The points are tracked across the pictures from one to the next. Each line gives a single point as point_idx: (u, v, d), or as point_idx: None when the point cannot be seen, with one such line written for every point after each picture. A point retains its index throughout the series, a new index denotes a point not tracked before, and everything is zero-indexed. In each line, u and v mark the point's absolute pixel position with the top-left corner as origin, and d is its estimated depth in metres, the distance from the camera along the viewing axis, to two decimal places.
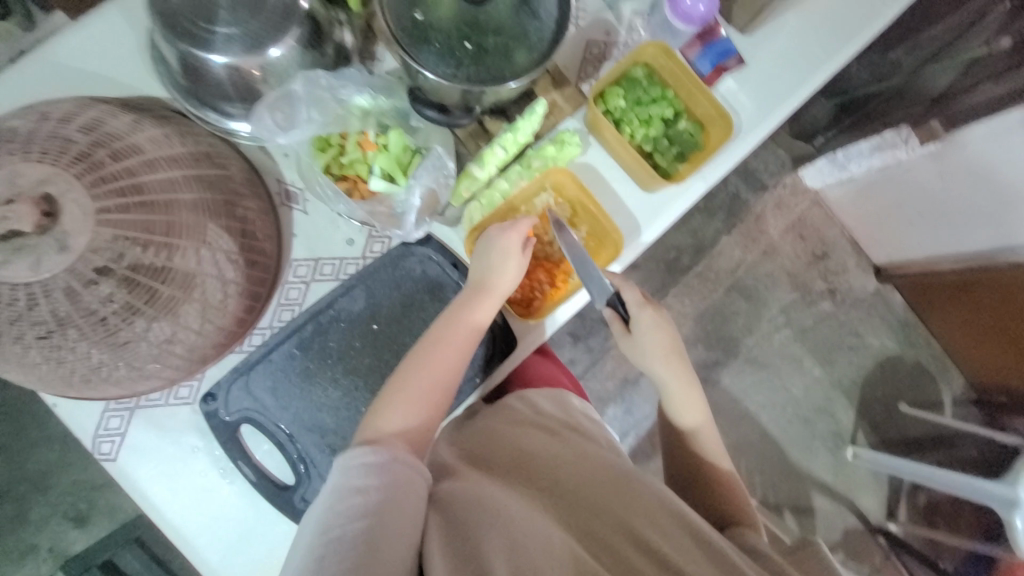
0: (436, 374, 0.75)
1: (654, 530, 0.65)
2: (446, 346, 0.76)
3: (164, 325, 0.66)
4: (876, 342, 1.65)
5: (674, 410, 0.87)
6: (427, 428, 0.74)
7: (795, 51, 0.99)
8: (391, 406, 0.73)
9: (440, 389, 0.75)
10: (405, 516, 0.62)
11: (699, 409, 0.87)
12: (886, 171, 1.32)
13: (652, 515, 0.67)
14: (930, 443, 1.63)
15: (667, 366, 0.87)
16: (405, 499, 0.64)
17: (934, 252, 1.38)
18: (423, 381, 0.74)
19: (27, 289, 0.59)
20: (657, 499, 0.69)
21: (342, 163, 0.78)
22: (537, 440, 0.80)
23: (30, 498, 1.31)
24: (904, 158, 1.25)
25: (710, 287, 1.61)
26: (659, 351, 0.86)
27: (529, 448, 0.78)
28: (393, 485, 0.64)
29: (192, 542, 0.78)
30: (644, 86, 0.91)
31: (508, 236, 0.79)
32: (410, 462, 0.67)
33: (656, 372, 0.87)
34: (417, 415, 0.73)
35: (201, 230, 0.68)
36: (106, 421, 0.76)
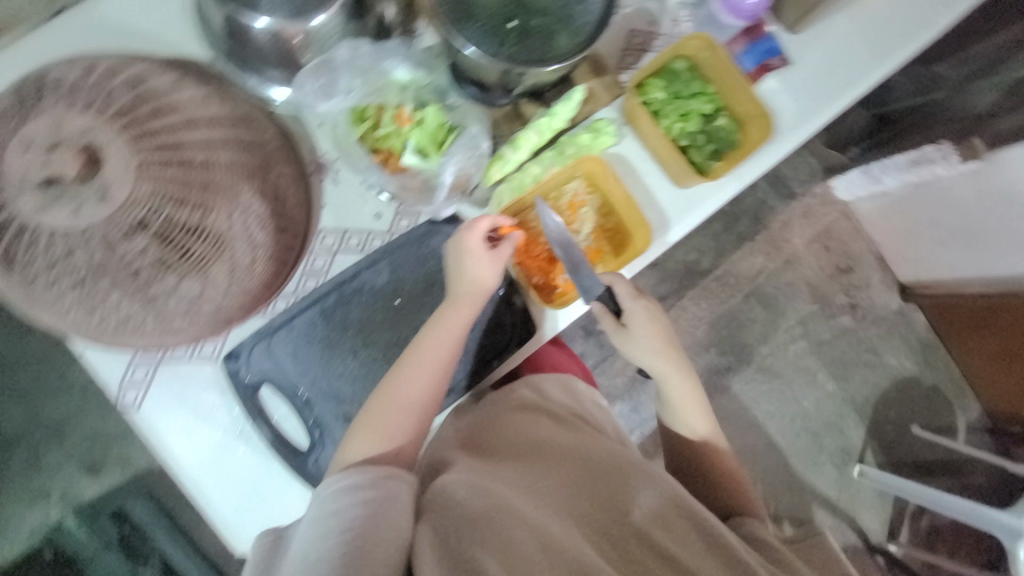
0: (411, 393, 0.74)
1: (658, 524, 0.65)
2: (418, 363, 0.74)
3: (194, 281, 0.68)
4: (894, 362, 1.62)
5: (671, 402, 0.86)
6: (406, 443, 0.73)
7: (843, 54, 0.96)
8: (364, 429, 0.72)
9: (413, 405, 0.74)
10: (392, 532, 0.62)
11: (699, 403, 0.86)
12: (921, 187, 1.27)
13: (654, 505, 0.67)
14: (940, 469, 1.60)
15: (666, 363, 0.84)
16: (390, 512, 0.64)
17: (962, 274, 1.33)
18: (395, 399, 0.73)
19: (67, 236, 0.60)
20: (657, 494, 0.68)
21: (377, 136, 0.78)
22: (532, 430, 0.79)
23: (46, 445, 1.33)
24: (941, 173, 1.18)
25: (728, 292, 1.59)
26: (655, 346, 0.84)
27: (524, 437, 0.77)
28: (375, 503, 0.64)
29: (207, 496, 0.80)
30: (685, 80, 0.89)
31: (469, 240, 0.77)
32: (389, 479, 0.66)
33: (659, 370, 0.84)
34: (396, 431, 0.72)
35: (234, 193, 0.69)
36: (132, 371, 0.78)
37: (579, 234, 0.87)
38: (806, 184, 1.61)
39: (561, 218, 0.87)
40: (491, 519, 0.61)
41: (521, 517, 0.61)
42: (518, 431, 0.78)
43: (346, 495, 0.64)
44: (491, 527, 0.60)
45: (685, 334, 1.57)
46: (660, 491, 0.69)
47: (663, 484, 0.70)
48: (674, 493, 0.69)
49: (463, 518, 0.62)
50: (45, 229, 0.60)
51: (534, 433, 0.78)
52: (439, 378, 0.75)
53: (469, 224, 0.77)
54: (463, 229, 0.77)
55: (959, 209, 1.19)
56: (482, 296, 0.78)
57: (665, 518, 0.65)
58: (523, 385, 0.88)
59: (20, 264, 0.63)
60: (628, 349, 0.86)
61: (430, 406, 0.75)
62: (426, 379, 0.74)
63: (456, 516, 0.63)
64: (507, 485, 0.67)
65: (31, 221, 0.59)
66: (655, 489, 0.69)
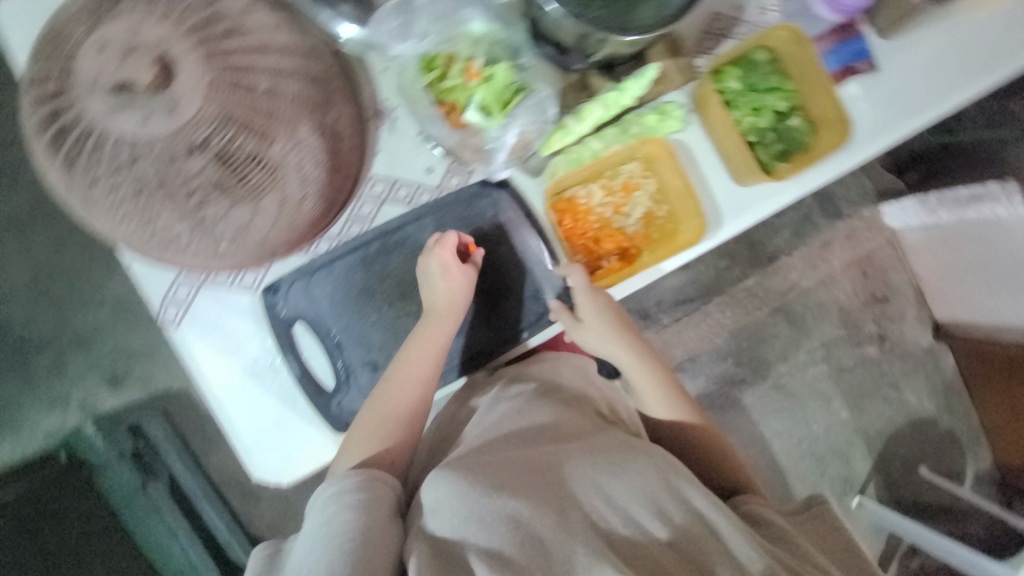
0: (386, 406, 0.76)
1: (657, 516, 0.62)
2: (393, 372, 0.76)
3: (244, 208, 0.67)
4: (913, 401, 1.48)
5: (638, 392, 0.84)
6: (393, 446, 0.75)
7: (935, 68, 0.90)
8: (354, 438, 0.75)
9: (397, 414, 0.75)
10: (381, 534, 0.62)
11: (669, 378, 0.85)
12: (979, 226, 1.15)
13: (647, 504, 0.62)
14: (940, 512, 1.47)
15: (625, 349, 0.83)
16: (377, 514, 0.65)
17: (1004, 321, 1.20)
18: (379, 409, 0.76)
19: (132, 144, 0.60)
20: (637, 496, 0.63)
21: (442, 87, 0.76)
22: (524, 417, 0.74)
23: (70, 352, 1.28)
24: (1002, 214, 1.09)
25: (755, 304, 1.44)
26: (607, 329, 0.82)
27: (520, 428, 0.73)
28: (363, 506, 0.65)
29: (230, 421, 0.82)
30: (763, 73, 0.85)
31: (430, 262, 0.78)
32: (372, 482, 0.68)
33: (615, 358, 0.84)
34: (377, 441, 0.74)
35: (293, 125, 0.67)
36: (175, 289, 0.80)
37: (629, 218, 0.86)
38: (854, 206, 1.46)
39: (613, 198, 0.86)
40: (476, 519, 0.58)
41: (507, 515, 0.58)
42: (509, 417, 0.75)
43: (337, 500, 0.65)
44: (478, 528, 0.58)
45: (704, 341, 1.43)
46: (659, 481, 0.65)
47: (661, 461, 0.67)
48: (670, 477, 0.65)
49: (449, 521, 0.60)
50: (114, 134, 0.60)
51: (530, 424, 0.73)
52: (422, 386, 0.76)
53: (438, 241, 0.78)
54: (432, 245, 0.78)
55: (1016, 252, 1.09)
56: (460, 306, 0.78)
57: (660, 505, 0.62)
58: (540, 359, 0.86)
59: (83, 165, 0.63)
60: (587, 342, 0.84)
61: (415, 412, 0.76)
62: (409, 389, 0.76)
63: (444, 519, 0.60)
64: (496, 474, 0.62)
65: (100, 124, 0.60)
66: (644, 475, 0.65)
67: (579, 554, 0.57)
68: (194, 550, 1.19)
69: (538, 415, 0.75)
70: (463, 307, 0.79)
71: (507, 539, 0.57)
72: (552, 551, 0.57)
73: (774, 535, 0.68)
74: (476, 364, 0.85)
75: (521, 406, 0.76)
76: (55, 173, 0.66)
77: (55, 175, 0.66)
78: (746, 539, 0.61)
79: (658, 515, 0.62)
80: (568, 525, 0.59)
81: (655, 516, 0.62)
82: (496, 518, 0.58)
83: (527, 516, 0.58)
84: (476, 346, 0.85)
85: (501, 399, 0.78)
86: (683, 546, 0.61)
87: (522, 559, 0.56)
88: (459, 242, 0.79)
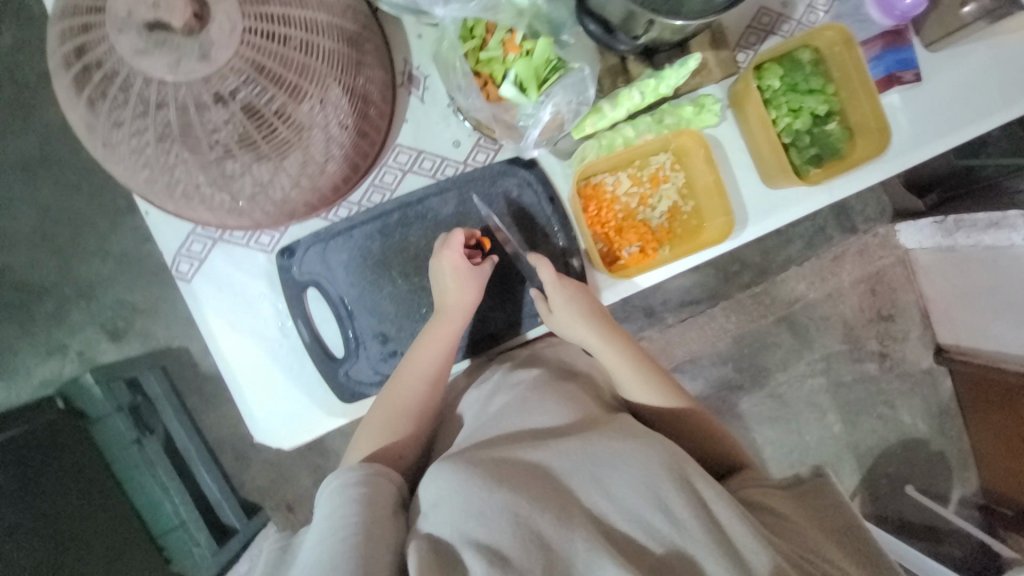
0: (396, 401, 0.72)
1: (663, 514, 0.52)
2: (406, 370, 0.73)
3: (267, 165, 0.66)
4: (908, 420, 1.39)
5: (623, 382, 0.74)
6: (401, 441, 0.71)
7: (980, 85, 0.87)
8: (363, 433, 0.71)
9: (406, 408, 0.72)
10: (387, 532, 0.55)
11: (644, 357, 0.75)
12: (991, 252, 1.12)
13: (647, 493, 0.53)
14: (922, 534, 1.37)
15: (587, 327, 0.74)
16: (383, 512, 0.57)
17: (1008, 350, 1.15)
18: (388, 402, 0.72)
19: (160, 87, 0.58)
20: (640, 492, 0.54)
21: (480, 57, 0.74)
22: (526, 407, 0.67)
23: (74, 303, 1.27)
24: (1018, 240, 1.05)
25: (760, 312, 1.35)
26: (582, 314, 0.75)
27: (525, 426, 0.64)
28: (367, 500, 0.58)
29: (236, 382, 0.81)
30: (806, 73, 0.83)
31: (443, 256, 0.74)
32: (378, 476, 0.60)
33: (592, 346, 0.75)
34: (386, 436, 0.70)
35: (324, 83, 0.65)
36: (190, 243, 0.80)
37: (654, 211, 0.85)
38: (869, 223, 1.38)
39: (640, 189, 0.85)
40: (476, 516, 0.51)
41: (508, 510, 0.51)
42: (511, 407, 0.68)
43: (339, 494, 0.58)
44: (479, 524, 0.51)
45: (706, 344, 1.33)
46: (669, 472, 0.55)
47: (667, 446, 0.58)
48: (682, 466, 0.56)
49: (447, 518, 0.52)
50: (141, 75, 0.57)
51: (535, 421, 0.65)
52: (432, 380, 0.73)
53: (446, 241, 0.75)
54: (440, 246, 0.75)
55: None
56: (466, 310, 0.75)
57: (665, 500, 0.53)
58: (545, 341, 0.84)
59: (107, 107, 0.61)
60: (559, 326, 0.77)
61: (426, 407, 0.73)
62: (421, 384, 0.73)
63: (443, 518, 0.53)
64: (494, 469, 0.55)
65: (128, 63, 0.57)
66: (648, 461, 0.56)
67: (580, 548, 0.50)
68: (186, 509, 1.18)
69: (540, 413, 0.66)
70: (472, 309, 0.76)
71: (509, 536, 0.50)
72: (554, 550, 0.50)
73: (778, 524, 0.57)
74: (490, 345, 0.84)
75: (523, 394, 0.69)
76: (78, 114, 0.65)
77: (78, 114, 0.65)
78: (750, 528, 0.51)
79: (661, 509, 0.53)
80: (569, 519, 0.52)
81: (660, 509, 0.53)
82: (496, 512, 0.51)
83: (526, 513, 0.51)
84: (490, 326, 0.84)
85: (502, 387, 0.72)
86: (688, 539, 0.51)
87: (521, 559, 0.49)
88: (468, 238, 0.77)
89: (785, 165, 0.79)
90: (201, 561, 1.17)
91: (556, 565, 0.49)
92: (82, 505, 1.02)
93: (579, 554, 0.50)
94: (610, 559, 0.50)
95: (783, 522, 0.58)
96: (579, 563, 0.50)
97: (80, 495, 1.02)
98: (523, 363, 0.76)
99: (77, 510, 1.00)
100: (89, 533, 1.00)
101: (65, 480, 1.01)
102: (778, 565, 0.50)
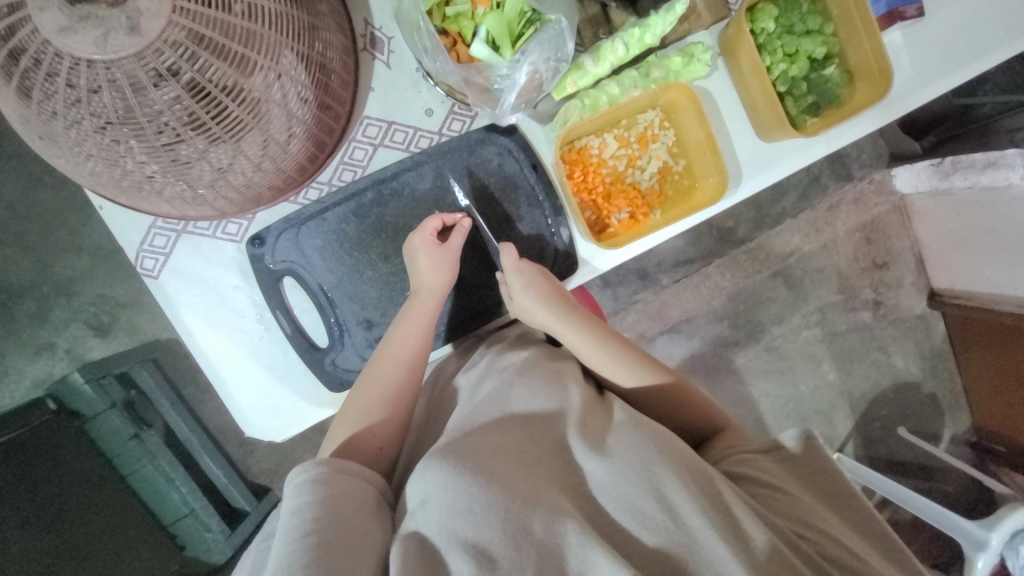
0: (374, 394, 0.69)
1: (656, 499, 0.51)
2: (379, 360, 0.71)
3: (224, 149, 0.61)
4: (901, 365, 1.39)
5: (606, 372, 0.70)
6: (381, 432, 0.67)
7: (987, 15, 0.82)
8: (340, 425, 0.68)
9: (382, 398, 0.69)
10: (366, 537, 0.54)
11: (624, 343, 0.72)
12: (990, 194, 1.09)
13: (642, 484, 0.52)
14: (914, 472, 1.40)
15: (555, 317, 0.72)
16: (358, 516, 0.55)
17: (1002, 293, 1.15)
18: (359, 402, 0.69)
19: (90, 68, 0.52)
20: (628, 481, 0.53)
21: (446, 13, 0.67)
22: (514, 392, 0.64)
23: (54, 301, 1.23)
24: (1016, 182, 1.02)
25: (755, 268, 1.32)
26: (555, 302, 0.72)
27: (511, 414, 0.62)
28: (338, 502, 0.55)
29: (219, 379, 0.79)
30: (802, 13, 0.76)
31: (414, 238, 0.72)
32: (348, 474, 0.58)
33: (569, 338, 0.72)
34: (364, 432, 0.67)
35: (276, 53, 0.58)
36: (152, 238, 0.76)
37: (644, 173, 0.81)
38: (865, 169, 1.34)
39: (628, 150, 0.80)
40: (466, 514, 0.50)
41: (498, 507, 0.50)
42: (500, 394, 0.65)
43: (309, 490, 0.55)
44: (466, 522, 0.50)
45: (701, 303, 1.31)
46: (664, 459, 0.54)
47: (658, 434, 0.57)
48: (673, 453, 0.54)
49: (435, 517, 0.51)
50: (66, 56, 0.51)
51: (525, 410, 0.63)
52: (409, 366, 0.70)
53: (418, 226, 0.72)
54: (412, 232, 0.72)
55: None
56: (441, 292, 0.72)
57: (660, 488, 0.51)
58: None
59: (38, 95, 0.55)
60: (524, 314, 0.74)
61: (405, 399, 0.70)
62: (399, 374, 0.70)
63: (432, 517, 0.51)
64: (484, 461, 0.54)
65: (52, 44, 0.51)
66: (637, 449, 0.55)
67: (572, 542, 0.49)
68: (194, 496, 1.18)
69: (530, 397, 0.64)
70: (445, 291, 0.73)
71: (498, 535, 0.49)
72: (545, 548, 0.49)
73: (767, 495, 0.56)
74: (479, 323, 0.82)
75: (509, 379, 0.66)
76: (6, 102, 0.58)
77: (8, 105, 0.58)
78: (749, 509, 0.51)
79: (654, 496, 0.51)
80: (561, 510, 0.51)
81: (652, 495, 0.51)
82: (487, 511, 0.50)
83: (518, 509, 0.50)
84: (477, 304, 0.82)
85: (491, 372, 0.70)
86: (685, 525, 0.49)
87: (514, 558, 0.48)
88: (442, 224, 0.73)
89: (780, 117, 0.73)
90: (215, 545, 1.18)
91: (549, 559, 0.48)
92: (78, 505, 0.99)
93: (572, 547, 0.49)
94: (602, 550, 0.48)
95: (774, 493, 0.56)
96: (571, 560, 0.48)
97: (79, 492, 1.01)
98: (512, 345, 0.74)
99: (74, 510, 0.98)
100: (90, 530, 0.99)
101: (60, 479, 0.99)
102: (773, 545, 0.49)
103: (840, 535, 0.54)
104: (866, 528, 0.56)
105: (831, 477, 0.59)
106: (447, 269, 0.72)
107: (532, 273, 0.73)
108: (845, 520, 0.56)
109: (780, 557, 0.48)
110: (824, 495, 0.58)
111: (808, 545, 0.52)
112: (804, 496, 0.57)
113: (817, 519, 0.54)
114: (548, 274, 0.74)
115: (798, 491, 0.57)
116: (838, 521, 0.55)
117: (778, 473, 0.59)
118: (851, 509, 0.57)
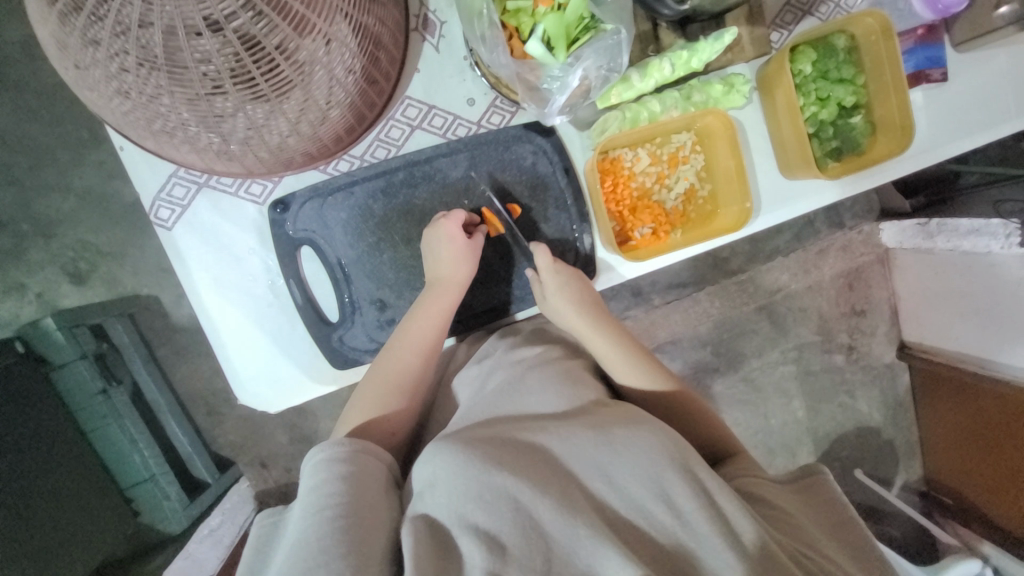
0: (392, 376, 0.69)
1: (667, 505, 0.52)
2: (396, 343, 0.70)
3: (263, 107, 0.59)
4: (865, 409, 1.45)
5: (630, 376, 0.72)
6: (393, 417, 0.67)
7: (1003, 90, 0.86)
8: (353, 407, 0.68)
9: (398, 386, 0.69)
10: (377, 518, 0.54)
11: (648, 357, 0.73)
12: (970, 257, 1.14)
13: (648, 484, 0.53)
14: (865, 514, 1.46)
15: (588, 326, 0.74)
16: (370, 494, 0.56)
17: (966, 351, 1.22)
18: (373, 380, 0.69)
19: (145, 4, 0.50)
20: (641, 481, 0.54)
21: (507, 6, 0.66)
22: (524, 386, 0.67)
23: (31, 241, 1.17)
24: (994, 250, 1.08)
25: (743, 299, 1.36)
26: (586, 307, 0.74)
27: (526, 409, 0.63)
28: (353, 480, 0.56)
29: (221, 343, 0.76)
30: (839, 61, 0.80)
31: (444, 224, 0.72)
32: (365, 454, 0.59)
33: (597, 347, 0.74)
34: (376, 411, 0.67)
35: (333, 18, 0.57)
36: (171, 187, 0.73)
37: (670, 193, 0.82)
38: (857, 219, 1.40)
39: (658, 167, 0.82)
40: (474, 498, 0.51)
41: (509, 494, 0.51)
42: (513, 388, 0.67)
43: (327, 467, 0.57)
44: (477, 508, 0.50)
45: (688, 327, 1.34)
46: (674, 465, 0.54)
47: (667, 434, 0.58)
48: (683, 457, 0.55)
49: (444, 499, 0.51)
50: None
51: (534, 402, 0.64)
52: (424, 355, 0.70)
53: (447, 214, 0.73)
54: (438, 218, 0.72)
55: (998, 289, 1.09)
56: (459, 283, 0.73)
57: (670, 492, 0.53)
58: (542, 319, 0.83)
59: (82, 23, 0.52)
60: (553, 313, 0.76)
61: (417, 383, 0.70)
62: (409, 359, 0.70)
63: (440, 498, 0.52)
64: (496, 451, 0.54)
65: None
66: (647, 458, 0.55)
67: (582, 536, 0.50)
68: (156, 461, 1.11)
69: (541, 392, 0.65)
70: (464, 284, 0.73)
71: (509, 525, 0.50)
72: (554, 543, 0.50)
73: (776, 517, 0.58)
74: (489, 318, 0.82)
75: (521, 373, 0.69)
76: (43, 27, 0.55)
77: (46, 30, 0.55)
78: (745, 515, 0.52)
79: (665, 500, 0.53)
80: (571, 508, 0.52)
81: (663, 500, 0.53)
82: (497, 499, 0.51)
83: (530, 501, 0.51)
84: (490, 299, 0.82)
85: (502, 364, 0.71)
86: (693, 529, 0.51)
87: (518, 548, 0.49)
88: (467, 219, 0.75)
89: (808, 157, 0.76)
90: (172, 515, 1.11)
91: (556, 560, 0.49)
92: (6, 467, 0.89)
93: (580, 555, 0.49)
94: (613, 548, 0.49)
95: (783, 516, 0.58)
96: (580, 558, 0.49)
97: (16, 449, 0.91)
98: (525, 341, 0.76)
99: None
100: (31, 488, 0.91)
101: None
102: (775, 554, 0.50)
103: (840, 558, 0.55)
104: (863, 561, 0.56)
105: (838, 509, 0.61)
106: (475, 262, 0.73)
107: (570, 270, 0.76)
108: (842, 546, 0.57)
109: (778, 563, 0.49)
110: (830, 524, 0.59)
111: (812, 563, 0.53)
112: (807, 521, 0.58)
113: (819, 543, 0.56)
114: (584, 280, 0.76)
115: (800, 514, 0.59)
116: (835, 545, 0.57)
117: (789, 500, 0.61)
118: (857, 543, 0.58)
